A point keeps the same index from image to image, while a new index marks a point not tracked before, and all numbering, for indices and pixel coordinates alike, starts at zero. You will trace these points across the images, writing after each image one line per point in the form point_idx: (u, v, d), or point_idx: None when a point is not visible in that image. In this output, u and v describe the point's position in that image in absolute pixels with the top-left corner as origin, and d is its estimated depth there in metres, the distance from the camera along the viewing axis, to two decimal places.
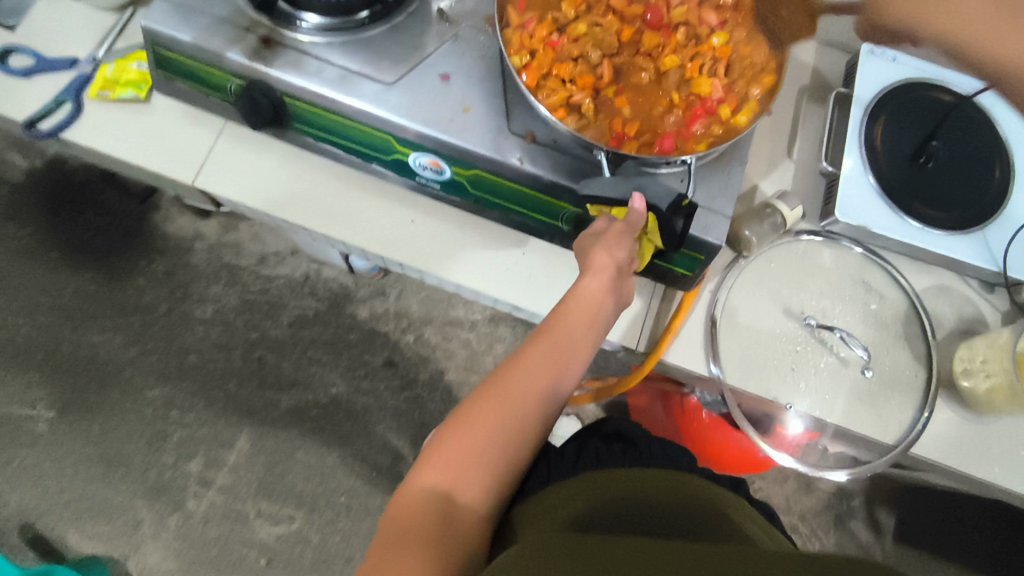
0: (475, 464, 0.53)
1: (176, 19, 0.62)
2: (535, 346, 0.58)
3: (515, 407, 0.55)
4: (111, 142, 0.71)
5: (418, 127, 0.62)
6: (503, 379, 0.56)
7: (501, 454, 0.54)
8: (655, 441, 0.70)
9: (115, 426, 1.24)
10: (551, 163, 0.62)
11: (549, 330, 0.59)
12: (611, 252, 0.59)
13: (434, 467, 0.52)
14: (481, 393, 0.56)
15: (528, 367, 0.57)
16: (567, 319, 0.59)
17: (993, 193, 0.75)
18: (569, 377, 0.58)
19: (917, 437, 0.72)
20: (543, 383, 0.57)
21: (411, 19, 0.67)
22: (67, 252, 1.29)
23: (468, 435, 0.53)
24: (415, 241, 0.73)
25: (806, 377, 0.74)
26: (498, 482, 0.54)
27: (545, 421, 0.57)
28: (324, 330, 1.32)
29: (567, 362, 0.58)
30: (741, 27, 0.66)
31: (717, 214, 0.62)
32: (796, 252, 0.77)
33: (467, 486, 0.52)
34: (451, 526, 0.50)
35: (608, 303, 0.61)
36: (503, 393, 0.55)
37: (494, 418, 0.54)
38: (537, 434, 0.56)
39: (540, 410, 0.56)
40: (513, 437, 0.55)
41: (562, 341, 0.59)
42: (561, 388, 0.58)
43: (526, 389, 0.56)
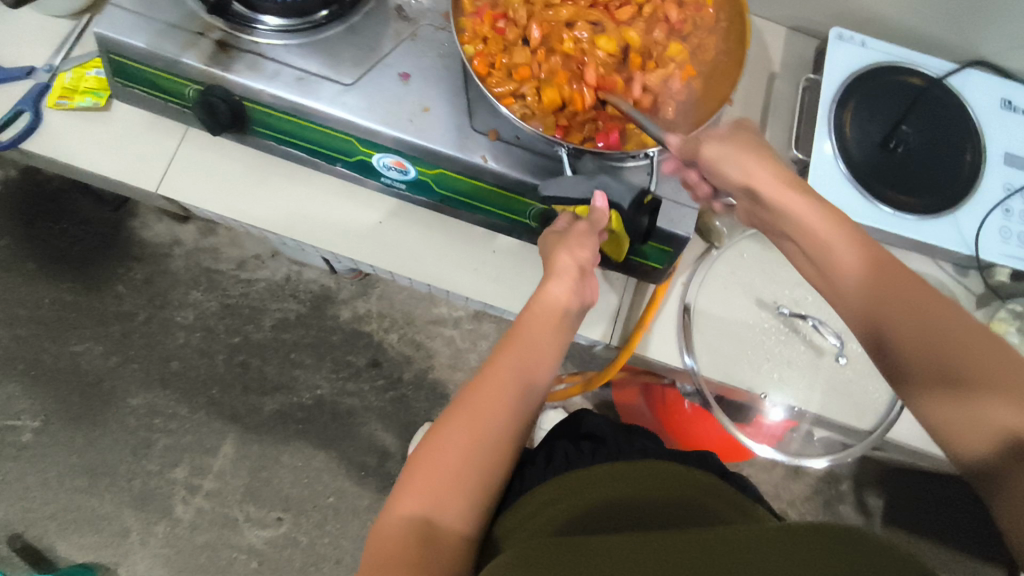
0: (453, 485, 0.53)
1: (128, 26, 0.61)
2: (502, 358, 0.58)
3: (487, 424, 0.55)
4: (71, 152, 0.70)
5: (380, 128, 0.61)
6: (474, 397, 0.56)
7: (477, 472, 0.54)
8: (622, 434, 0.70)
9: (99, 435, 1.23)
10: (513, 161, 0.62)
11: (516, 340, 0.59)
12: (574, 254, 0.59)
13: (412, 494, 0.53)
14: (452, 413, 0.56)
15: (496, 383, 0.57)
16: (533, 326, 0.59)
17: (964, 177, 0.75)
18: (536, 386, 0.59)
19: (894, 421, 0.72)
20: (513, 396, 0.57)
21: (369, 19, 0.66)
22: (45, 263, 1.28)
23: (443, 458, 0.54)
24: (383, 243, 0.72)
25: (781, 367, 0.74)
26: (479, 499, 0.54)
27: (519, 432, 0.57)
28: (306, 332, 1.31)
29: (533, 370, 0.58)
30: (701, 28, 0.65)
31: (683, 207, 0.61)
32: (769, 242, 0.76)
33: (448, 508, 0.53)
34: (434, 552, 0.50)
35: (574, 306, 0.61)
36: (474, 412, 0.55)
37: (467, 438, 0.54)
38: (512, 446, 0.56)
39: (512, 422, 0.56)
40: (486, 455, 0.55)
41: (526, 350, 0.59)
42: (533, 397, 0.58)
43: (494, 406, 0.56)
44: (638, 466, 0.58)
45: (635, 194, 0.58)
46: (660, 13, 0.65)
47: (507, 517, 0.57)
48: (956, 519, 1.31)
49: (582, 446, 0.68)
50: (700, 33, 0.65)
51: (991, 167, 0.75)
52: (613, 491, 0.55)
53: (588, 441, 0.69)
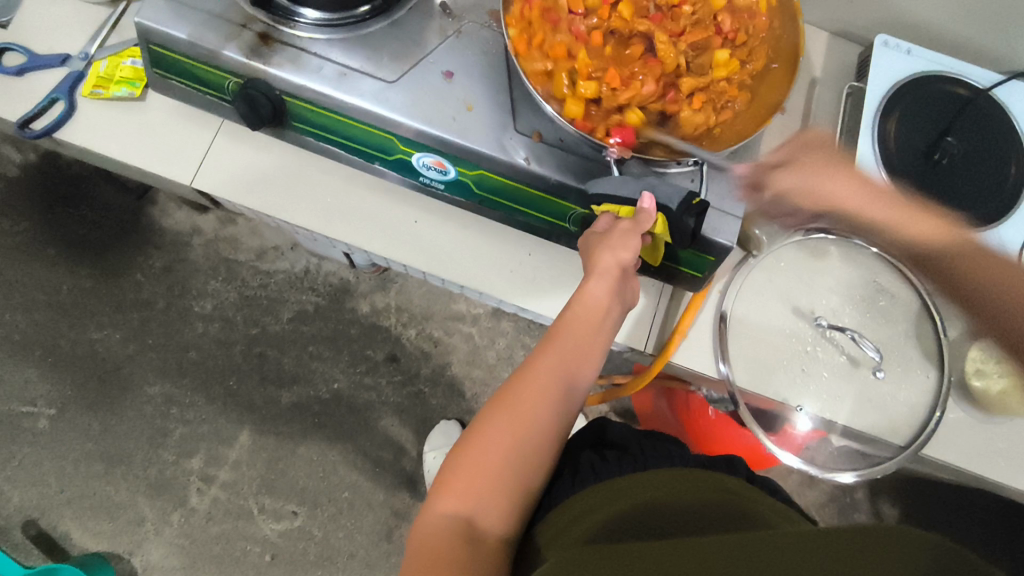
0: (493, 485, 0.53)
1: (169, 15, 0.60)
2: (543, 358, 0.57)
3: (528, 424, 0.55)
4: (106, 143, 0.69)
5: (421, 126, 0.60)
6: (514, 398, 0.56)
7: (517, 473, 0.54)
8: (643, 439, 0.69)
9: (116, 423, 1.23)
10: (558, 163, 0.61)
11: (556, 340, 0.58)
12: (616, 254, 0.57)
13: (453, 491, 0.53)
14: (493, 412, 0.55)
15: (538, 382, 0.56)
16: (575, 325, 0.58)
17: (1008, 191, 0.73)
18: (579, 385, 0.58)
19: (928, 437, 0.71)
20: (555, 397, 0.56)
21: (412, 14, 0.64)
22: (64, 248, 1.27)
23: (484, 459, 0.53)
24: (418, 242, 0.72)
25: (815, 377, 0.73)
26: (518, 501, 0.54)
27: (560, 433, 0.56)
28: (324, 325, 1.31)
29: (576, 370, 0.58)
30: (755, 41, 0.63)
31: (727, 215, 0.60)
32: (807, 250, 0.76)
33: (487, 508, 0.52)
34: (475, 553, 0.50)
35: (616, 303, 0.60)
36: (514, 412, 0.55)
37: (508, 437, 0.54)
38: (552, 447, 0.56)
39: (553, 423, 0.56)
40: (528, 456, 0.54)
41: (568, 350, 0.58)
42: (573, 400, 0.58)
43: (535, 406, 0.55)
44: (666, 479, 0.57)
45: (685, 195, 0.57)
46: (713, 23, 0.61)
47: (547, 519, 0.56)
48: (972, 531, 1.30)
49: (606, 454, 0.65)
50: (753, 44, 0.63)
51: None
52: (647, 499, 0.54)
53: (613, 450, 0.66)
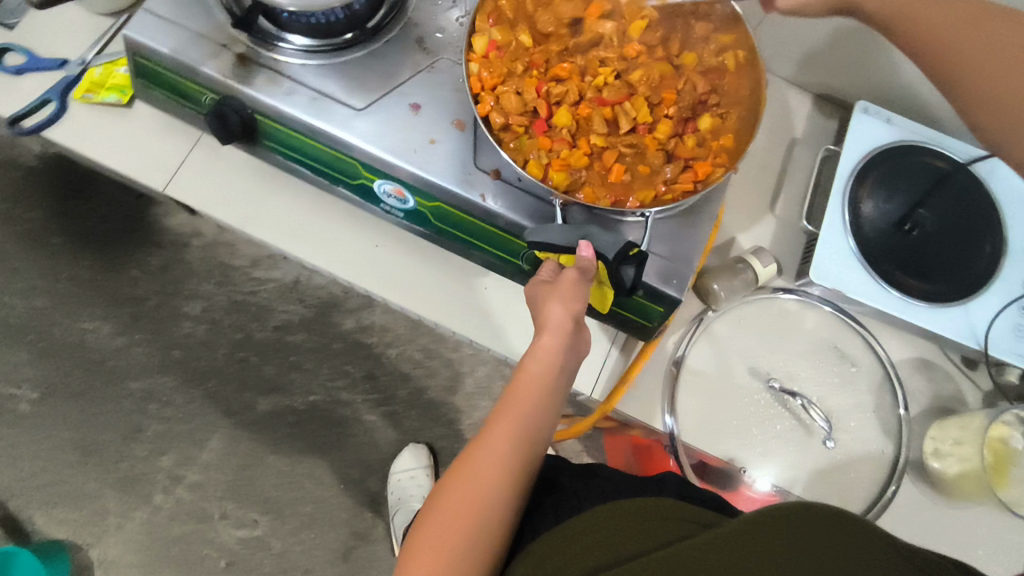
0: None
1: (156, 31, 0.63)
2: (498, 423, 0.53)
3: (486, 498, 0.50)
4: (89, 145, 0.71)
5: (383, 155, 0.62)
6: (471, 473, 0.50)
7: (476, 558, 0.48)
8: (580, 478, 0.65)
9: (94, 414, 1.26)
10: (512, 203, 0.61)
11: (511, 399, 0.54)
12: (566, 305, 0.55)
13: None
14: (447, 491, 0.50)
15: (495, 449, 0.51)
16: (529, 383, 0.54)
17: (981, 268, 0.72)
18: (537, 446, 0.54)
19: (880, 511, 0.68)
20: (515, 466, 0.52)
21: (388, 47, 0.66)
22: (70, 238, 1.32)
23: (441, 545, 0.48)
24: (378, 268, 0.72)
25: (765, 442, 0.71)
26: None
27: (518, 502, 0.52)
28: (309, 337, 1.32)
29: (535, 432, 0.53)
30: (724, 96, 0.61)
31: (675, 268, 0.60)
32: (770, 309, 0.74)
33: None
34: None
35: (572, 356, 0.56)
36: (471, 488, 0.50)
37: (463, 519, 0.49)
38: (511, 520, 0.51)
39: (511, 495, 0.51)
40: (488, 538, 0.49)
41: (526, 411, 0.53)
42: (532, 462, 0.53)
43: (493, 476, 0.51)
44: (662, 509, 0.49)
45: (623, 245, 0.56)
46: (688, 88, 0.60)
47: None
48: None
49: (542, 502, 0.62)
50: (720, 101, 0.61)
51: (1013, 261, 0.72)
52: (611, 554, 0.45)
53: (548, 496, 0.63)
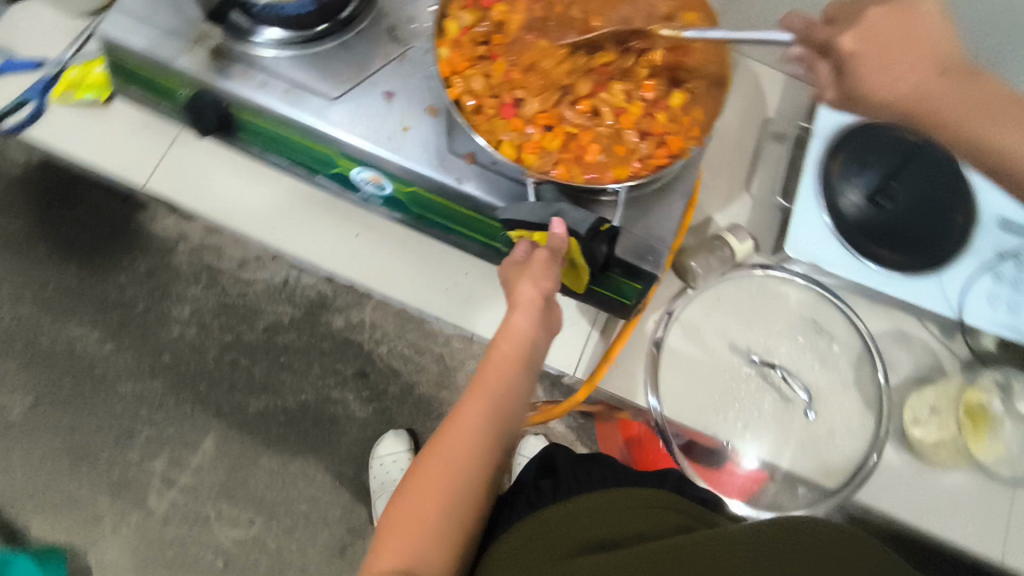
0: (430, 539, 0.52)
1: (130, 28, 0.64)
2: (471, 402, 0.56)
3: (458, 471, 0.54)
4: (69, 143, 0.72)
5: (359, 143, 0.63)
6: (445, 449, 0.55)
7: (453, 521, 0.53)
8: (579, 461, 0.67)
9: (85, 421, 1.25)
10: (487, 185, 0.62)
11: (483, 379, 0.56)
12: (536, 285, 0.56)
13: (391, 550, 0.51)
14: (423, 463, 0.55)
15: (467, 425, 0.55)
16: (501, 362, 0.56)
17: (956, 236, 0.73)
18: (509, 422, 0.57)
19: (863, 479, 0.69)
20: (486, 440, 0.56)
21: (361, 38, 0.67)
22: (55, 246, 1.32)
23: (417, 512, 0.53)
24: (358, 256, 0.72)
25: (748, 416, 0.71)
26: (454, 548, 0.53)
27: (491, 473, 0.56)
28: (298, 336, 1.32)
29: (505, 409, 0.56)
30: (693, 71, 0.61)
31: (650, 245, 0.61)
32: (747, 286, 0.75)
33: (425, 562, 0.51)
34: None
35: (543, 336, 0.58)
36: (444, 462, 0.54)
37: (440, 489, 0.53)
38: (483, 490, 0.55)
39: (482, 466, 0.55)
40: (460, 506, 0.54)
41: (497, 389, 0.56)
42: (504, 437, 0.57)
43: (464, 450, 0.55)
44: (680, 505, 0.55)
45: (594, 221, 0.57)
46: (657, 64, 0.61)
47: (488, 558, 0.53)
48: None
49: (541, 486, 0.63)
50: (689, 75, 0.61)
51: (985, 232, 0.73)
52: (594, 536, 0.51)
53: (544, 479, 0.64)
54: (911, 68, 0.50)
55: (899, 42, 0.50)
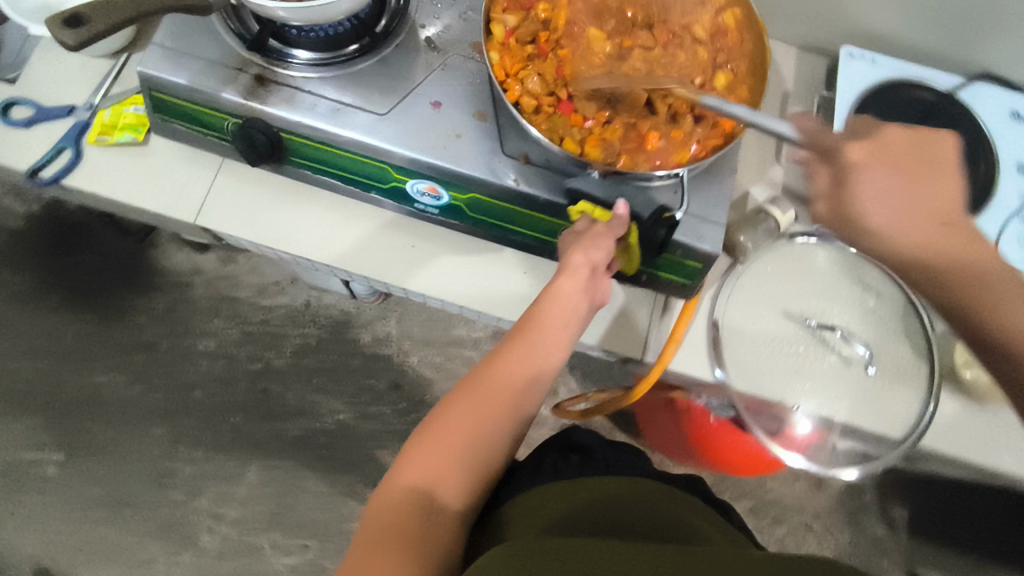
0: (453, 464, 0.55)
1: (169, 63, 0.63)
2: (510, 349, 0.59)
3: (491, 411, 0.57)
4: (110, 186, 0.71)
5: (414, 155, 0.64)
6: (478, 390, 0.58)
7: (478, 454, 0.56)
8: (609, 449, 0.79)
9: (122, 466, 1.24)
10: (545, 183, 0.63)
11: (526, 331, 0.60)
12: (588, 253, 0.59)
13: (416, 464, 0.54)
14: (458, 396, 0.58)
15: (504, 372, 0.58)
16: (546, 321, 0.60)
17: (980, 184, 0.76)
18: (542, 379, 0.60)
19: (926, 427, 0.73)
20: (521, 390, 0.58)
21: (399, 51, 0.68)
22: (67, 294, 1.29)
23: (447, 438, 0.55)
24: (417, 267, 0.73)
25: (811, 379, 0.75)
26: (475, 480, 0.56)
27: (521, 423, 0.59)
28: (326, 357, 1.32)
29: (541, 364, 0.60)
30: (732, 52, 0.64)
31: (710, 223, 0.63)
32: (792, 255, 0.78)
33: (445, 485, 0.54)
34: (430, 524, 0.52)
35: (586, 302, 0.61)
36: (478, 399, 0.57)
37: (471, 425, 0.56)
38: (510, 437, 0.58)
39: (514, 413, 0.58)
40: (487, 442, 0.57)
41: (536, 343, 0.60)
42: (537, 392, 0.60)
43: (500, 394, 0.58)
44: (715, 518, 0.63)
45: (657, 209, 0.60)
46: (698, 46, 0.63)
47: (519, 501, 0.63)
48: (969, 526, 1.35)
49: (570, 458, 0.76)
50: (730, 57, 0.64)
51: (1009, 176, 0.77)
52: (602, 504, 0.61)
53: (576, 453, 0.77)
54: (913, 224, 0.57)
55: (909, 160, 0.59)
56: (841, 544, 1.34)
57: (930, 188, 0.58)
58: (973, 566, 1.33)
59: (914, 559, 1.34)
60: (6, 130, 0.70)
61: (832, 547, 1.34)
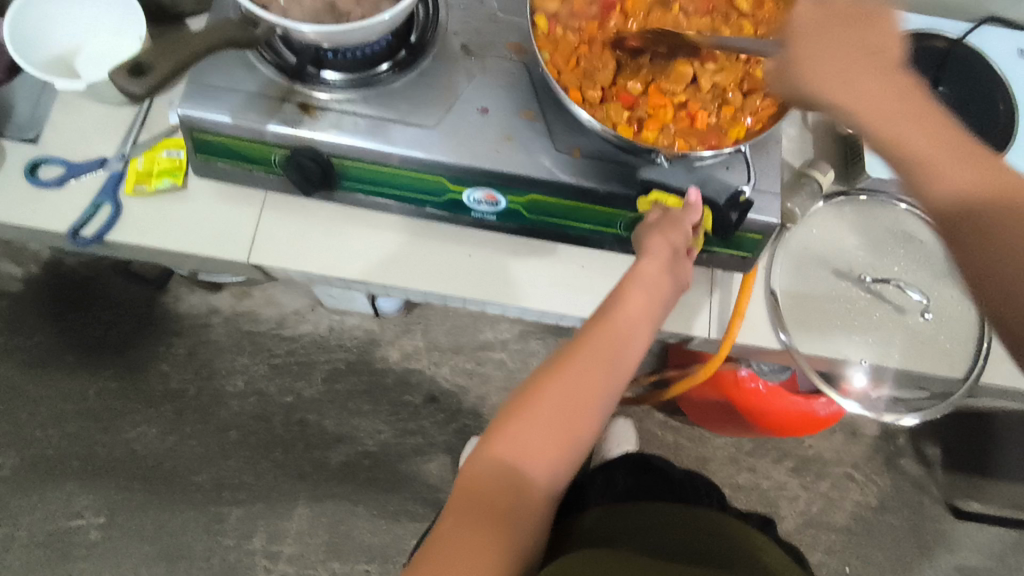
0: (543, 442, 0.56)
1: (209, 102, 0.62)
2: (595, 333, 0.60)
3: (581, 392, 0.58)
4: (155, 235, 0.69)
5: (471, 164, 0.63)
6: (571, 371, 0.58)
7: (568, 434, 0.57)
8: (685, 476, 0.82)
9: (169, 520, 1.21)
10: (603, 175, 0.63)
11: (609, 315, 0.61)
12: (666, 237, 0.62)
13: (506, 441, 0.56)
14: (550, 376, 0.58)
15: (593, 356, 0.59)
16: (628, 305, 0.61)
17: (1004, 124, 0.78)
18: (627, 364, 0.60)
19: (981, 365, 0.76)
20: (609, 374, 0.59)
21: (437, 61, 0.67)
22: (84, 353, 1.26)
23: (538, 416, 0.56)
24: (478, 276, 0.73)
25: (871, 332, 0.77)
26: (564, 459, 0.57)
27: (608, 406, 0.59)
28: (358, 380, 1.31)
29: (626, 348, 0.60)
30: (777, 18, 0.65)
31: (769, 194, 0.64)
32: (833, 214, 0.80)
33: (537, 460, 0.56)
34: (518, 499, 0.54)
35: (664, 285, 0.63)
36: (569, 379, 0.57)
37: (563, 405, 0.57)
38: (599, 420, 0.59)
39: (604, 397, 0.58)
40: (577, 423, 0.57)
41: (620, 328, 0.60)
42: (622, 375, 0.60)
43: (589, 376, 0.58)
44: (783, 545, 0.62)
45: (732, 193, 0.62)
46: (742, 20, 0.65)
47: (599, 514, 0.69)
48: (1000, 452, 1.40)
49: (641, 478, 0.79)
50: (774, 24, 0.65)
51: None
52: (674, 532, 0.64)
53: (648, 475, 0.80)
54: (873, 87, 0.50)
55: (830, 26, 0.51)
56: (883, 488, 1.38)
57: (904, 128, 0.49)
58: (1011, 491, 1.38)
59: (954, 492, 1.39)
60: (39, 192, 0.68)
61: (875, 493, 1.38)
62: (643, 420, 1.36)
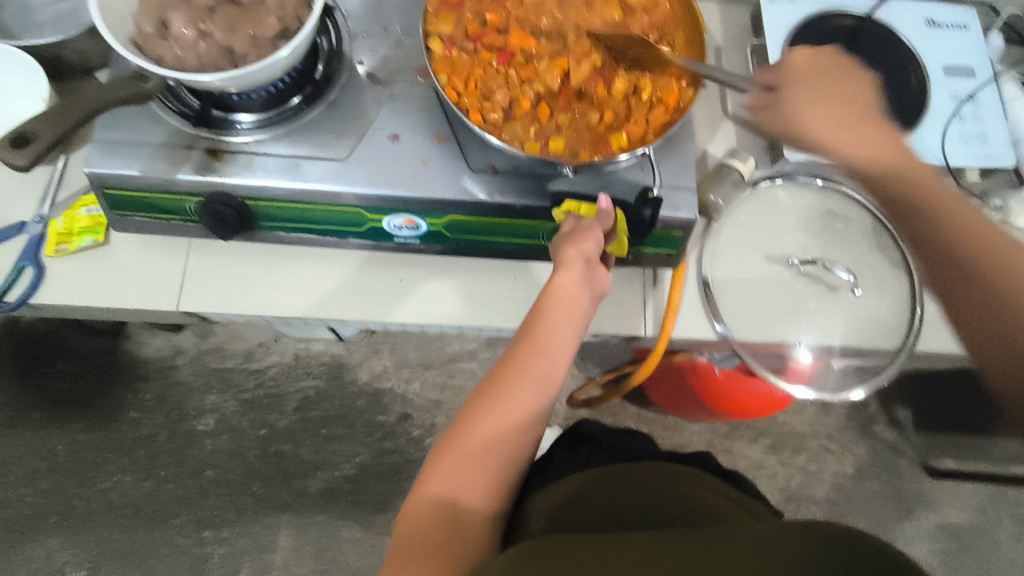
0: (475, 472, 0.56)
1: (117, 157, 0.62)
2: (520, 351, 0.60)
3: (510, 414, 0.57)
4: (82, 294, 0.69)
5: (385, 191, 0.63)
6: (498, 396, 0.58)
7: (500, 459, 0.57)
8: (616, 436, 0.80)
9: (153, 565, 1.21)
10: (518, 190, 0.64)
11: (532, 330, 0.61)
12: (580, 246, 0.61)
13: (440, 476, 0.55)
14: (478, 404, 0.58)
15: (518, 375, 0.59)
16: (551, 316, 0.61)
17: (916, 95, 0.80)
18: (555, 377, 0.60)
19: (916, 332, 0.77)
20: (538, 392, 0.59)
21: (345, 92, 0.67)
22: (51, 408, 1.25)
23: (469, 445, 0.56)
24: (411, 299, 0.73)
25: (807, 313, 0.77)
26: (498, 482, 0.57)
27: (539, 423, 0.59)
28: (331, 406, 1.31)
29: (552, 362, 0.60)
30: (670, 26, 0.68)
31: (684, 190, 0.64)
32: (759, 201, 0.80)
33: (469, 492, 0.56)
34: (457, 531, 0.54)
35: (586, 294, 0.62)
36: (496, 403, 0.57)
37: (492, 432, 0.57)
38: (531, 438, 0.59)
39: (532, 415, 0.58)
40: (507, 447, 0.57)
41: (544, 343, 0.60)
42: (552, 390, 0.60)
43: (516, 399, 0.58)
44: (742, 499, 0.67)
45: (640, 191, 0.64)
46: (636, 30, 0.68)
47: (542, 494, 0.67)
48: (972, 409, 1.41)
49: (579, 450, 0.77)
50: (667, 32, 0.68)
51: (939, 80, 0.82)
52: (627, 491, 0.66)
53: (583, 446, 0.77)
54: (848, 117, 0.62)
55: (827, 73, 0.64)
56: (860, 456, 1.39)
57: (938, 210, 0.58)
58: (986, 446, 1.40)
59: (930, 453, 1.41)
60: None
61: (853, 462, 1.40)
62: (617, 414, 1.37)
